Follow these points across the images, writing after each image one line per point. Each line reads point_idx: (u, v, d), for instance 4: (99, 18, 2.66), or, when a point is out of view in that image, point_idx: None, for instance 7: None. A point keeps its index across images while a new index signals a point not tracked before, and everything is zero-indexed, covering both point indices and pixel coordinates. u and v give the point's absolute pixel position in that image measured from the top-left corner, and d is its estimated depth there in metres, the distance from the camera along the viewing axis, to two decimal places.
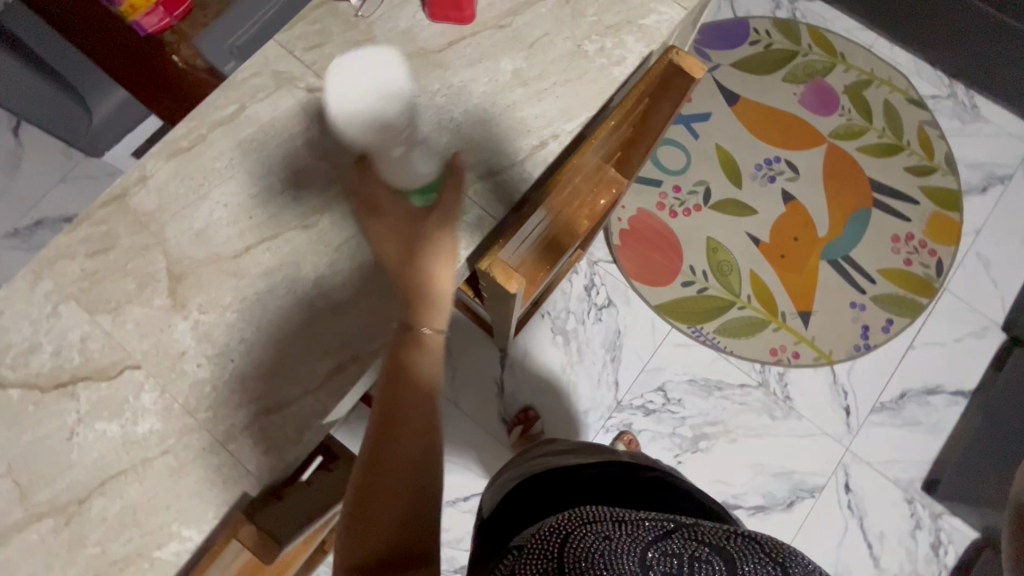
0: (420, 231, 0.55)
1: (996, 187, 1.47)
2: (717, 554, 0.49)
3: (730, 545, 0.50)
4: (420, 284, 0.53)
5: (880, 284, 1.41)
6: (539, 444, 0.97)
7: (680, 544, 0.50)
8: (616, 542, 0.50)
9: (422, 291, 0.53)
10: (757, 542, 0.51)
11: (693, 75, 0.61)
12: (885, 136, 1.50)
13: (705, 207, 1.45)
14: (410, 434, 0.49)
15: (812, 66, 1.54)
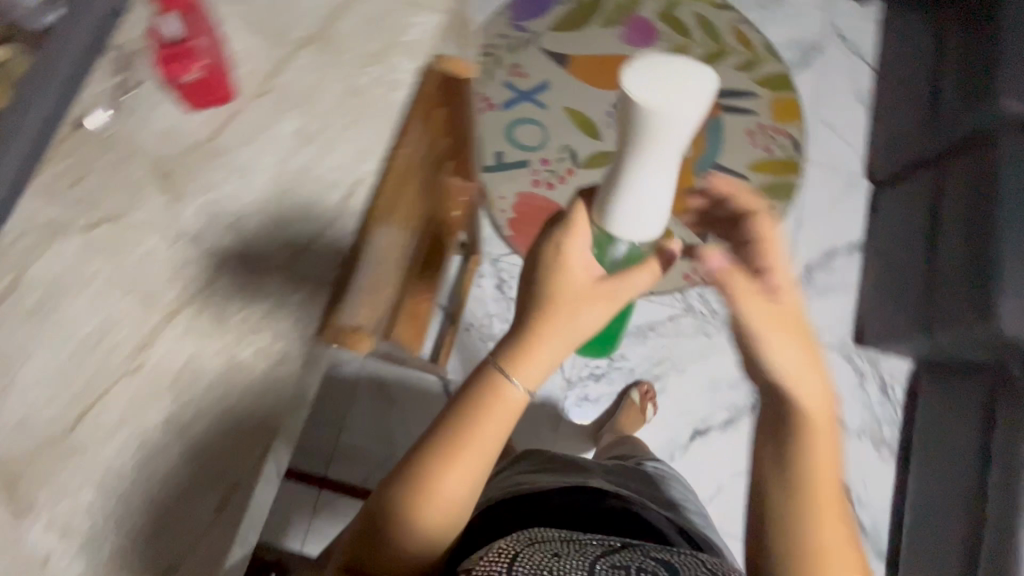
0: (583, 293, 0.59)
1: (817, 58, 1.58)
2: (660, 566, 0.60)
3: (671, 560, 0.62)
4: (540, 340, 0.58)
5: (755, 180, 1.48)
6: (523, 454, 1.02)
7: (625, 559, 0.60)
8: (568, 558, 0.59)
9: (539, 349, 0.58)
10: (692, 559, 0.63)
11: (464, 79, 0.59)
12: (708, 46, 1.58)
13: (578, 168, 1.48)
14: (458, 483, 0.58)
15: (622, 5, 1.60)
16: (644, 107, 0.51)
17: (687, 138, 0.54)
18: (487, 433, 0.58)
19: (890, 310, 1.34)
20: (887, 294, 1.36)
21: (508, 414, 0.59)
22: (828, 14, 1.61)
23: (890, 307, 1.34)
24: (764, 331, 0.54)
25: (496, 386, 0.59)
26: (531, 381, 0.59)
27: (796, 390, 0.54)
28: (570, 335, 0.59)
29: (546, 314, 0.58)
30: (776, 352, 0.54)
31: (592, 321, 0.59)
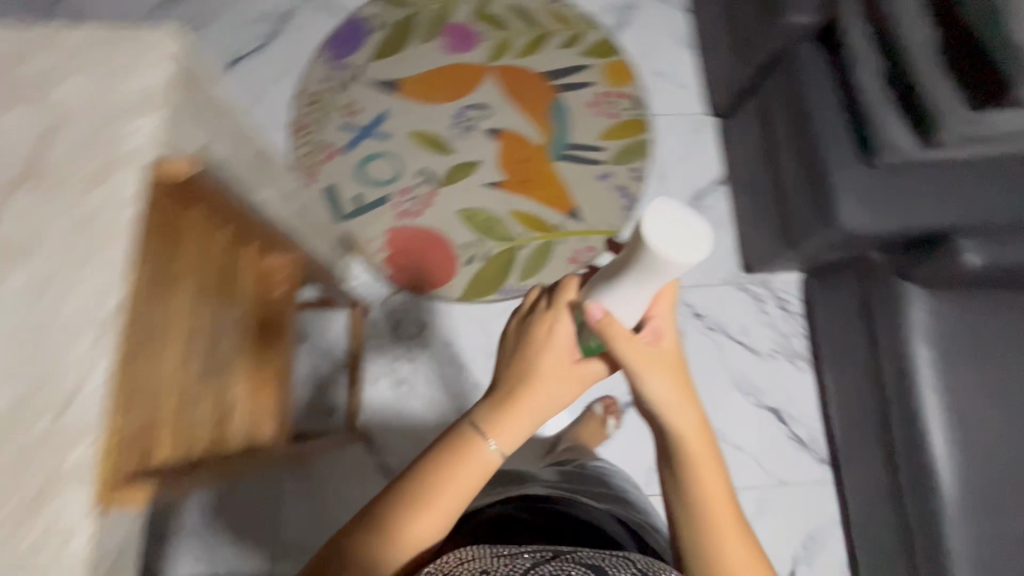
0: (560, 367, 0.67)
1: (632, 16, 1.63)
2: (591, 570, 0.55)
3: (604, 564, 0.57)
4: (517, 408, 0.65)
5: (608, 148, 1.51)
6: None
7: (558, 565, 0.56)
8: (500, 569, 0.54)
9: (512, 415, 0.65)
10: (623, 563, 0.58)
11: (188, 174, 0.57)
12: (528, 33, 1.60)
13: (438, 188, 1.46)
14: (427, 525, 0.61)
15: (434, 18, 1.60)
16: (649, 248, 0.54)
17: (666, 279, 0.58)
18: (462, 480, 0.63)
19: (753, 231, 1.40)
20: (751, 219, 1.41)
21: (482, 469, 0.64)
22: None
23: (752, 228, 1.41)
24: (644, 370, 0.65)
25: (474, 441, 0.64)
26: (506, 444, 0.65)
27: (675, 415, 0.65)
28: (540, 406, 0.67)
29: (525, 386, 0.66)
30: (656, 385, 0.65)
31: (560, 399, 0.67)
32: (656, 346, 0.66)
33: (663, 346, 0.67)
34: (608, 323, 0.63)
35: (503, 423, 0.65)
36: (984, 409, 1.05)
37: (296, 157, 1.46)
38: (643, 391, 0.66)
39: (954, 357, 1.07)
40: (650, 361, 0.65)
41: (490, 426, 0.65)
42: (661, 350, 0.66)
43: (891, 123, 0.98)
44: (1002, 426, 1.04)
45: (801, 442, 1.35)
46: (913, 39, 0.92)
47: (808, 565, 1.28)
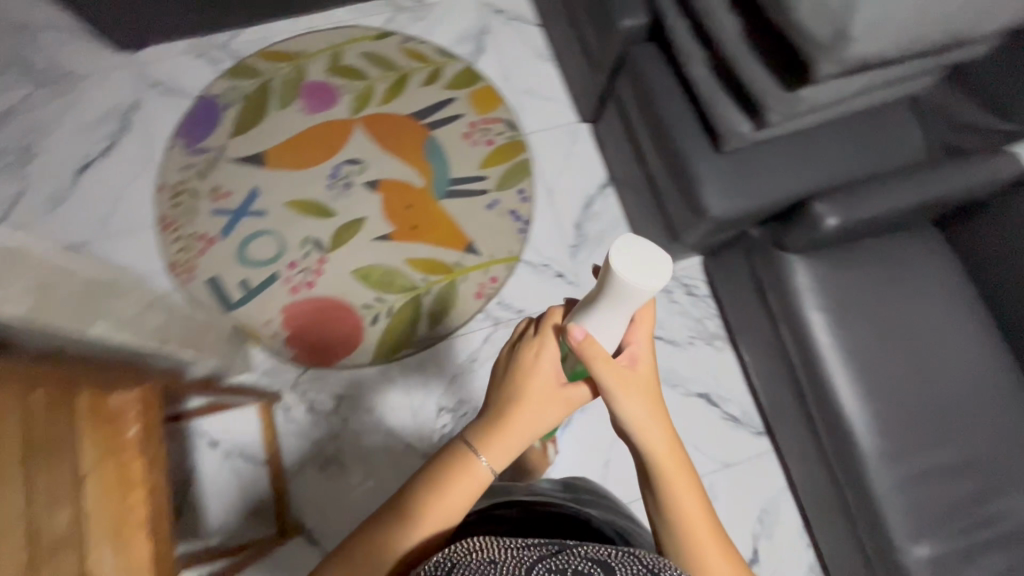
0: (547, 392, 0.72)
1: (487, 40, 1.64)
2: (597, 566, 0.52)
3: (612, 559, 0.53)
4: (508, 429, 0.71)
5: (490, 176, 1.52)
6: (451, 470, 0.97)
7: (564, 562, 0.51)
8: (508, 560, 0.51)
9: (502, 435, 0.71)
10: (630, 554, 0.54)
11: None
12: (388, 77, 1.58)
13: (327, 254, 1.42)
14: (426, 536, 0.67)
15: (289, 80, 1.55)
16: (613, 276, 0.55)
17: (635, 304, 0.58)
18: (457, 493, 0.69)
19: (642, 228, 1.43)
20: (639, 216, 1.42)
21: (476, 484, 0.70)
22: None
23: (640, 225, 1.43)
24: (620, 394, 0.68)
25: (469, 459, 0.70)
26: (496, 461, 0.71)
27: (647, 436, 0.69)
28: (529, 427, 0.72)
29: (515, 406, 0.71)
30: (631, 407, 0.69)
31: (547, 422, 0.72)
32: (633, 370, 0.69)
33: (640, 371, 0.70)
34: (591, 349, 0.66)
35: (495, 443, 0.71)
36: (876, 359, 1.09)
37: (170, 255, 1.39)
38: (620, 413, 0.69)
39: (839, 316, 1.11)
40: (627, 386, 0.68)
41: (483, 445, 0.71)
42: (637, 374, 0.70)
43: (727, 111, 1.01)
44: (896, 371, 1.09)
45: (734, 420, 1.38)
46: (725, 30, 0.93)
47: (767, 539, 1.31)
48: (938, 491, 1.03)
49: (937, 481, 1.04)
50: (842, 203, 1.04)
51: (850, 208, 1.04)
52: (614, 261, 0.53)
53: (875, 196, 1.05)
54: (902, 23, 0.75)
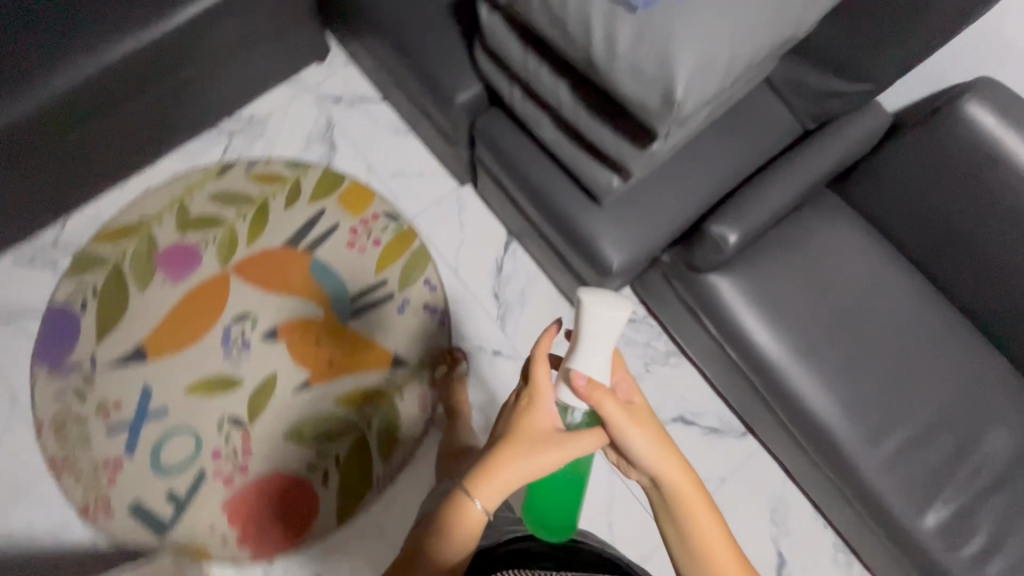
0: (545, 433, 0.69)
1: (336, 134, 1.53)
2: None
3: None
4: (499, 470, 0.67)
5: (390, 278, 1.42)
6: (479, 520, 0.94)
7: None
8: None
9: (494, 477, 0.66)
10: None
11: None
12: (246, 212, 1.45)
13: (249, 427, 1.29)
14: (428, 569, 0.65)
15: (139, 254, 1.40)
16: (584, 315, 0.68)
17: (612, 342, 0.69)
18: (455, 529, 0.66)
19: (559, 277, 1.37)
20: (552, 268, 1.36)
21: (473, 530, 0.67)
22: (308, 95, 1.56)
23: (556, 275, 1.37)
24: (627, 428, 0.69)
25: (463, 503, 0.67)
26: (492, 500, 0.67)
27: (661, 468, 0.69)
28: (524, 469, 0.67)
29: (505, 446, 0.68)
30: (636, 440, 0.69)
31: (546, 465, 0.67)
32: (632, 406, 0.71)
33: (639, 404, 0.73)
34: (594, 384, 0.69)
35: (488, 487, 0.66)
36: (823, 348, 1.06)
37: (77, 498, 1.23)
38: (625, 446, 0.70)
39: (774, 318, 1.08)
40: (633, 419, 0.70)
41: (480, 482, 0.67)
42: (635, 409, 0.72)
43: (593, 169, 0.95)
44: (845, 352, 1.06)
45: (714, 431, 1.35)
46: (556, 95, 0.87)
47: (787, 537, 1.30)
48: (925, 456, 1.02)
49: (920, 447, 1.02)
50: (735, 217, 1.01)
51: (744, 219, 1.01)
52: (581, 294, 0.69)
53: (763, 197, 1.02)
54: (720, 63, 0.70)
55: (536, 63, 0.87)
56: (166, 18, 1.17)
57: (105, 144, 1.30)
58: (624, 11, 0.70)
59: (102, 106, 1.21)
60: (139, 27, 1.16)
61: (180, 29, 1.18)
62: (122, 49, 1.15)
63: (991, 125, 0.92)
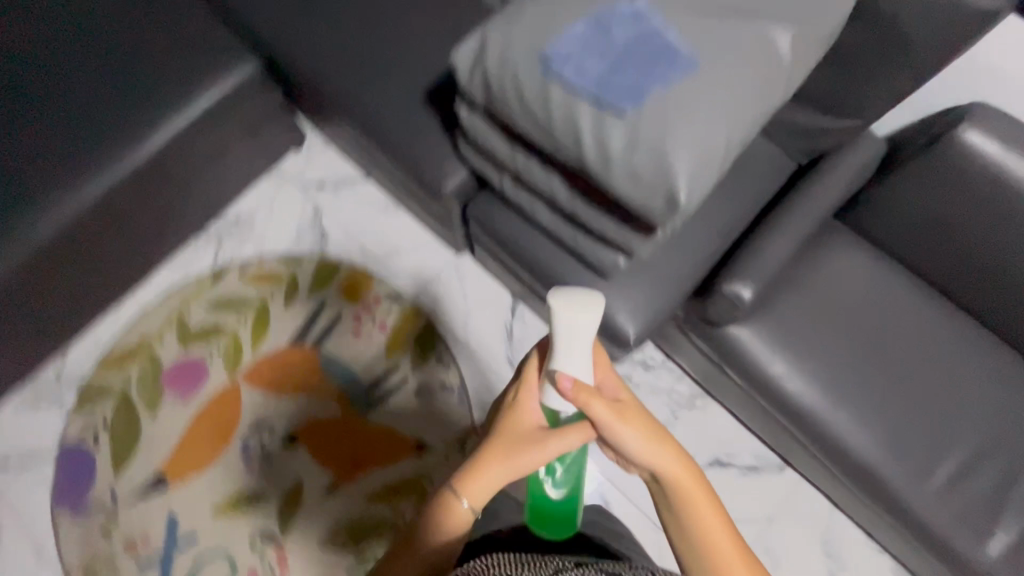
0: (530, 434, 0.72)
1: (325, 221, 1.51)
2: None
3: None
4: (485, 468, 0.72)
5: (401, 361, 1.40)
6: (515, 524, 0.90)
7: None
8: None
9: (479, 473, 0.72)
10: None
11: None
12: (246, 316, 1.42)
13: (283, 541, 1.26)
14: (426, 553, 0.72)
15: (145, 378, 1.37)
16: (556, 318, 0.62)
17: (590, 340, 0.63)
18: (450, 519, 0.73)
19: None
20: None
21: (460, 523, 0.73)
22: (290, 185, 1.53)
23: None
24: (616, 426, 0.67)
25: (450, 500, 0.73)
26: (481, 495, 0.72)
27: (657, 463, 0.67)
28: (507, 467, 0.71)
29: (488, 446, 0.73)
30: (629, 437, 0.67)
31: (526, 463, 0.70)
32: (622, 403, 0.69)
33: (630, 400, 0.71)
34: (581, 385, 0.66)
35: (472, 484, 0.72)
36: (854, 386, 1.04)
37: None
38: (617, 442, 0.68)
39: (799, 361, 1.06)
40: (623, 415, 0.68)
41: (470, 478, 0.73)
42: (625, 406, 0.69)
43: (598, 249, 0.92)
44: (877, 387, 1.04)
45: (753, 469, 1.32)
46: (551, 189, 0.85)
47: (843, 568, 1.27)
48: (977, 483, 1.00)
49: (970, 474, 1.00)
50: (746, 270, 0.98)
51: (756, 272, 0.98)
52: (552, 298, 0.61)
53: (772, 245, 1.00)
54: (716, 155, 0.68)
55: (524, 159, 0.85)
56: (139, 148, 1.17)
57: (93, 277, 1.27)
58: (611, 118, 0.68)
59: (88, 243, 1.20)
60: (113, 161, 1.16)
61: (155, 155, 1.18)
62: (101, 186, 1.15)
63: (994, 152, 0.90)
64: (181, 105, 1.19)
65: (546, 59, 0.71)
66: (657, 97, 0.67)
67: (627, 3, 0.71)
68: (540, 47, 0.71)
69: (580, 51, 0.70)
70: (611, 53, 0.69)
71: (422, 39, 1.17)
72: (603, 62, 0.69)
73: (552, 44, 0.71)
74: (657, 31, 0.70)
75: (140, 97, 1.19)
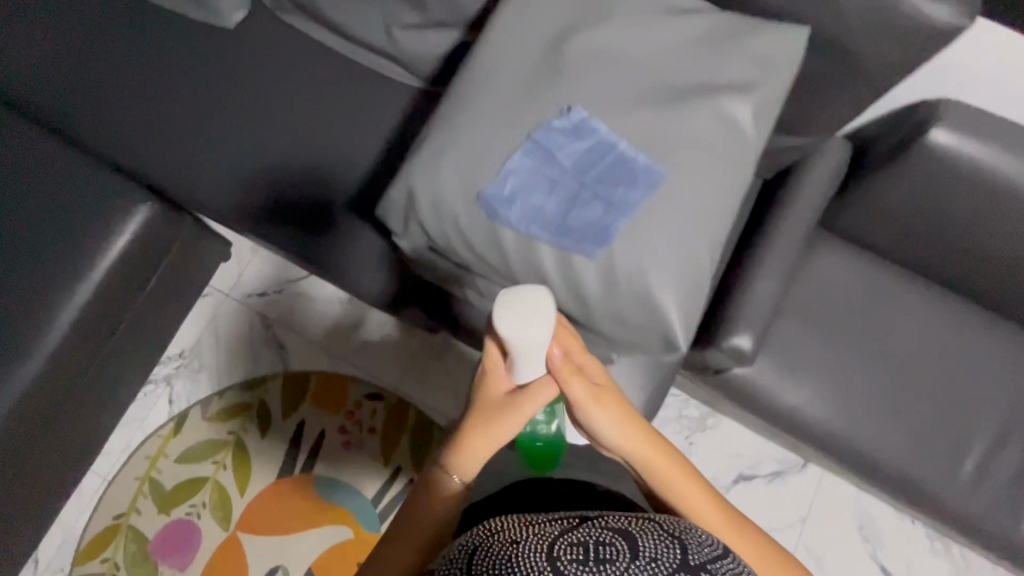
0: (505, 397, 0.59)
1: (279, 330, 1.38)
2: (622, 533, 0.44)
3: (635, 525, 0.45)
4: (463, 440, 0.58)
5: (403, 462, 1.31)
6: None
7: (589, 531, 0.44)
8: (527, 538, 0.44)
9: (459, 449, 0.58)
10: (653, 521, 0.47)
11: None
12: (223, 458, 1.31)
13: None
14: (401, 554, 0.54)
15: (131, 556, 1.25)
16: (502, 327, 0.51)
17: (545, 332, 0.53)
18: (423, 512, 0.57)
19: None
20: None
21: (452, 499, 0.58)
22: (230, 301, 1.39)
23: None
24: (589, 406, 0.56)
25: (436, 478, 0.59)
26: (464, 473, 0.58)
27: (631, 447, 0.57)
28: (487, 436, 0.57)
29: (472, 415, 0.59)
30: (600, 421, 0.57)
31: (509, 431, 0.57)
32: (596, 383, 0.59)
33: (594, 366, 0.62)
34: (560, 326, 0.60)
35: (456, 455, 0.59)
36: (866, 398, 1.02)
37: None
38: (590, 427, 0.58)
39: (807, 384, 1.02)
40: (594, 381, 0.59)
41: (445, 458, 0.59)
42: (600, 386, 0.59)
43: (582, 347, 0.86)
44: (888, 393, 1.02)
45: (777, 475, 1.32)
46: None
47: (884, 547, 1.29)
48: (1006, 465, 0.99)
49: (997, 457, 0.99)
50: (742, 318, 0.92)
51: (752, 317, 0.92)
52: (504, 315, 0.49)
53: (760, 283, 0.94)
54: (702, 270, 0.61)
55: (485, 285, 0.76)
56: (42, 340, 1.00)
57: (43, 478, 1.14)
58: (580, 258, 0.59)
59: (21, 457, 1.03)
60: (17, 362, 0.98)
61: (63, 341, 1.01)
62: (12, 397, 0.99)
63: (973, 155, 0.83)
64: (82, 277, 1.02)
65: (486, 203, 0.60)
66: (626, 224, 0.59)
67: (562, 115, 0.62)
68: (477, 189, 0.61)
69: (523, 187, 0.60)
70: (558, 183, 0.61)
71: (334, 137, 1.04)
72: (553, 197, 0.60)
73: (490, 184, 0.61)
74: (604, 142, 0.61)
75: (29, 279, 1.01)
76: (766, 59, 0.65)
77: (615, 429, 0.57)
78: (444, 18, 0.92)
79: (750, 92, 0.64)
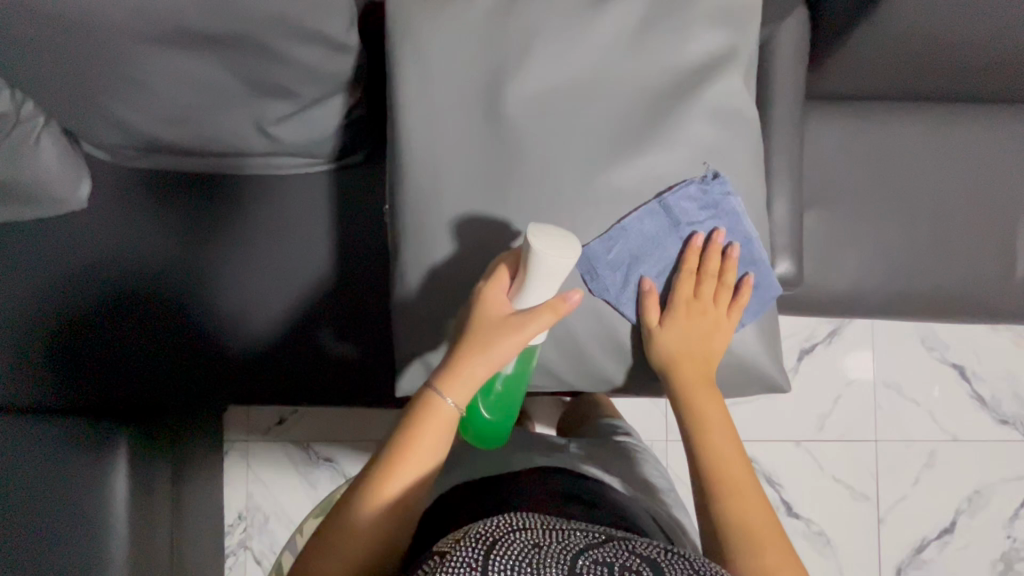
0: (503, 325, 0.59)
1: (319, 445, 1.32)
2: (649, 562, 0.42)
3: (663, 556, 0.43)
4: (463, 363, 0.60)
5: None
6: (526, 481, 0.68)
7: (614, 551, 0.43)
8: (551, 545, 0.42)
9: (460, 370, 0.60)
10: (683, 556, 0.44)
11: None
12: None
13: None
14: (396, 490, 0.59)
15: None
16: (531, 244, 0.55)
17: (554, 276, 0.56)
18: (412, 452, 0.59)
19: None
20: None
21: (442, 430, 0.60)
22: (254, 443, 1.31)
23: None
24: (670, 318, 0.66)
25: (431, 399, 0.60)
26: (464, 401, 0.60)
27: (679, 364, 0.66)
28: (484, 361, 0.59)
29: (467, 338, 0.60)
30: (670, 334, 0.65)
31: (504, 356, 0.59)
32: (693, 310, 0.66)
33: (727, 325, 0.67)
34: (728, 255, 0.67)
35: (448, 377, 0.60)
36: (908, 251, 0.99)
37: None
38: (655, 340, 0.66)
39: (849, 265, 0.99)
40: (686, 333, 0.65)
41: (443, 381, 0.60)
42: (700, 318, 0.66)
43: None
44: (926, 235, 0.99)
45: (835, 333, 1.33)
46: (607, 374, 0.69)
47: (951, 349, 1.34)
48: None
49: None
50: (774, 249, 0.87)
51: (783, 241, 0.86)
52: (541, 238, 0.54)
53: (776, 200, 0.86)
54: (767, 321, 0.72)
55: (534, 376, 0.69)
56: None
57: None
58: (619, 320, 0.67)
59: None
60: None
61: None
62: None
63: None
64: (112, 547, 0.87)
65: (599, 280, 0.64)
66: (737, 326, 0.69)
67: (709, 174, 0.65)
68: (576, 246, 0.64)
69: (627, 248, 0.64)
70: (672, 259, 0.67)
71: (279, 269, 0.92)
72: (653, 266, 0.66)
73: (598, 239, 0.63)
74: (738, 228, 0.68)
75: None
76: (717, 41, 0.65)
77: (683, 345, 0.65)
78: (322, 91, 0.77)
79: (719, 74, 0.65)
